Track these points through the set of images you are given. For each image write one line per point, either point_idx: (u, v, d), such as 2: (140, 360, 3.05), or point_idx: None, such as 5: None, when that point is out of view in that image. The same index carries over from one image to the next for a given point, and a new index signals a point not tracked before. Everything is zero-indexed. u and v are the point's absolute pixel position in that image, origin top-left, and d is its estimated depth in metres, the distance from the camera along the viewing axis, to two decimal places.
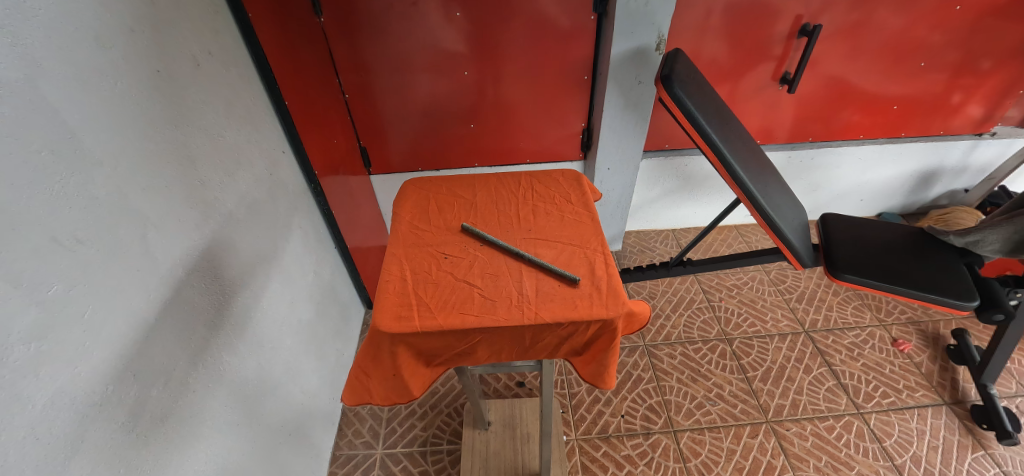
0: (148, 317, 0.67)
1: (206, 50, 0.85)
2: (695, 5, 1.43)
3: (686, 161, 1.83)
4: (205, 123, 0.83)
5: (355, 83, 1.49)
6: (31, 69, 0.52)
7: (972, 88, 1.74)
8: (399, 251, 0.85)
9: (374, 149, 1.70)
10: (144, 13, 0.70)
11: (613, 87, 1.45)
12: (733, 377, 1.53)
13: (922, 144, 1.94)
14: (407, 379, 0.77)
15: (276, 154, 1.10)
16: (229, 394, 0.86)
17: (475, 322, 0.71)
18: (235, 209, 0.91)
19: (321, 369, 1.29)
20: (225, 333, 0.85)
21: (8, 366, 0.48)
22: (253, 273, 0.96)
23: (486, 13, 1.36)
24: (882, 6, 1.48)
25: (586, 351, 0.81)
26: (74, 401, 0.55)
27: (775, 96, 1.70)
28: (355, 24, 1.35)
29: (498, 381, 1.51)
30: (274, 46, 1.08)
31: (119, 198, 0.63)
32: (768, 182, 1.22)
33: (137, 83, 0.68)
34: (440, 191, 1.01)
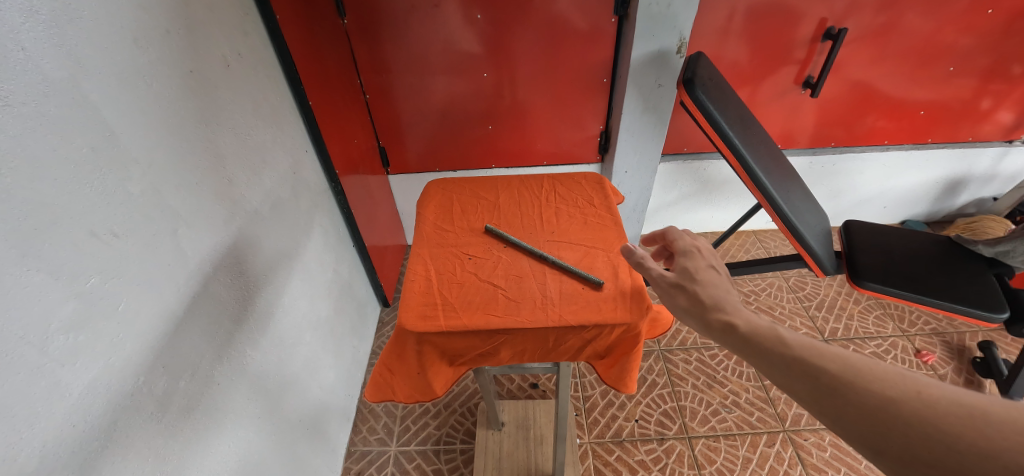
0: (176, 311, 0.69)
1: (236, 51, 0.87)
2: (717, 8, 1.41)
3: (704, 165, 1.81)
4: (234, 123, 0.86)
5: (376, 84, 1.51)
6: (75, 69, 0.54)
7: (1002, 93, 1.70)
8: (423, 251, 0.86)
9: (393, 149, 1.72)
10: (179, 15, 0.72)
11: (633, 90, 1.44)
12: (749, 384, 1.51)
13: (950, 151, 1.89)
14: (431, 378, 0.78)
15: (300, 153, 1.12)
16: (251, 387, 0.87)
17: (500, 323, 0.72)
18: (260, 207, 0.93)
19: (337, 366, 1.31)
20: (249, 327, 0.87)
21: (48, 355, 0.50)
22: (276, 270, 0.98)
23: (505, 15, 1.37)
24: (910, 9, 1.45)
25: (608, 354, 0.80)
26: (108, 390, 0.57)
27: (797, 100, 1.67)
28: (377, 26, 1.37)
29: (511, 382, 1.52)
30: (299, 48, 1.10)
31: (153, 194, 0.65)
32: (791, 187, 1.20)
33: (172, 82, 0.70)
34: (463, 193, 1.01)
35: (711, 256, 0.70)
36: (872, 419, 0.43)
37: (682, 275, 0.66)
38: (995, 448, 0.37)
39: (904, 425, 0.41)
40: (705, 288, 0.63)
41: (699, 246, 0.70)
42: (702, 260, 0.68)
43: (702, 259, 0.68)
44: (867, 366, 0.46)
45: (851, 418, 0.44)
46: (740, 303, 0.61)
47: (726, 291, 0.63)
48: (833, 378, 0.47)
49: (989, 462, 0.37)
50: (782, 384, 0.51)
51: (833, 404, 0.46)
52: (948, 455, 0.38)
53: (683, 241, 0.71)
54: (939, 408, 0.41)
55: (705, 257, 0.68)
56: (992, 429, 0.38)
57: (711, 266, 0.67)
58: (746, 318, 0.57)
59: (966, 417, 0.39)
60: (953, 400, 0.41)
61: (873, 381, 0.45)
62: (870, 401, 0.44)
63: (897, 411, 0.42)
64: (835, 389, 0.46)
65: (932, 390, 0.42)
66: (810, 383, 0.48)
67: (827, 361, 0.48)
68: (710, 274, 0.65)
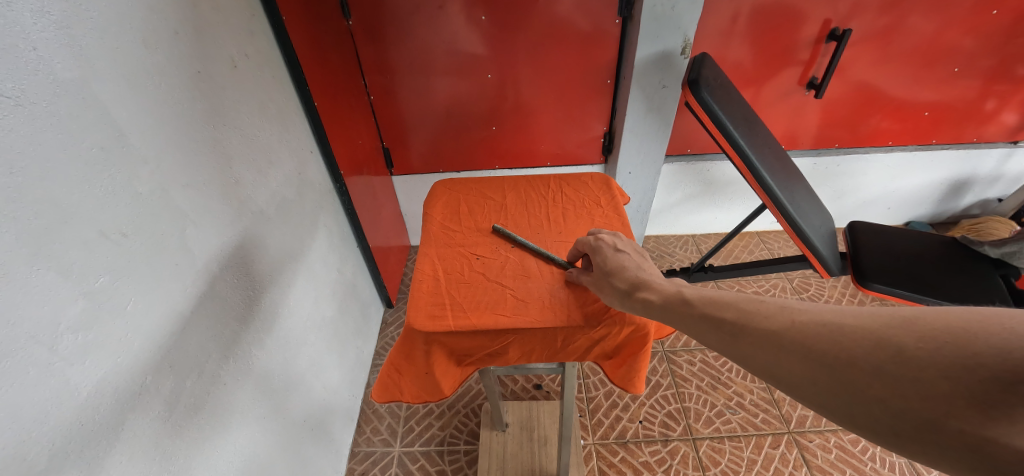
0: (183, 310, 0.69)
1: (243, 52, 0.88)
2: (721, 9, 1.41)
3: (708, 166, 1.81)
4: (240, 123, 0.86)
5: (380, 85, 1.52)
6: (85, 69, 0.54)
7: (1007, 94, 1.69)
8: (431, 251, 0.86)
9: (397, 150, 1.73)
10: (187, 16, 0.72)
11: (637, 91, 1.45)
12: (754, 386, 1.50)
13: (954, 152, 1.88)
14: (438, 378, 0.78)
15: (305, 154, 1.13)
16: (256, 387, 0.87)
17: (508, 322, 0.72)
18: (266, 207, 0.93)
19: (342, 366, 1.31)
20: (254, 328, 0.87)
21: (58, 354, 0.51)
22: (281, 270, 0.98)
23: (509, 16, 1.37)
24: (915, 10, 1.45)
25: (616, 354, 0.80)
26: (116, 390, 0.57)
27: (801, 101, 1.67)
28: (381, 27, 1.38)
29: (515, 383, 1.51)
30: (304, 49, 1.10)
31: (161, 194, 0.65)
32: (796, 188, 1.19)
33: (180, 83, 0.70)
34: (469, 193, 1.02)
35: (625, 242, 0.77)
36: (766, 349, 0.48)
37: (597, 266, 0.73)
38: (854, 342, 0.41)
39: (788, 345, 0.46)
40: (616, 270, 0.69)
41: (605, 234, 0.77)
42: (609, 246, 0.75)
43: (609, 245, 0.75)
44: (757, 307, 0.52)
45: (752, 354, 0.49)
46: (652, 277, 0.67)
47: (638, 269, 0.69)
48: (731, 324, 0.52)
49: (853, 356, 0.41)
50: (701, 340, 0.56)
51: (738, 346, 0.51)
52: (823, 360, 0.43)
53: (589, 235, 0.78)
54: (809, 324, 0.46)
55: (609, 242, 0.75)
56: (848, 327, 0.42)
57: (620, 250, 0.73)
58: (658, 290, 0.63)
59: (829, 324, 0.44)
60: (821, 314, 0.46)
61: (762, 319, 0.50)
62: (762, 336, 0.49)
63: (782, 336, 0.47)
64: (736, 334, 0.51)
65: (805, 313, 0.47)
66: (719, 335, 0.54)
67: (727, 312, 0.54)
68: (619, 256, 0.72)
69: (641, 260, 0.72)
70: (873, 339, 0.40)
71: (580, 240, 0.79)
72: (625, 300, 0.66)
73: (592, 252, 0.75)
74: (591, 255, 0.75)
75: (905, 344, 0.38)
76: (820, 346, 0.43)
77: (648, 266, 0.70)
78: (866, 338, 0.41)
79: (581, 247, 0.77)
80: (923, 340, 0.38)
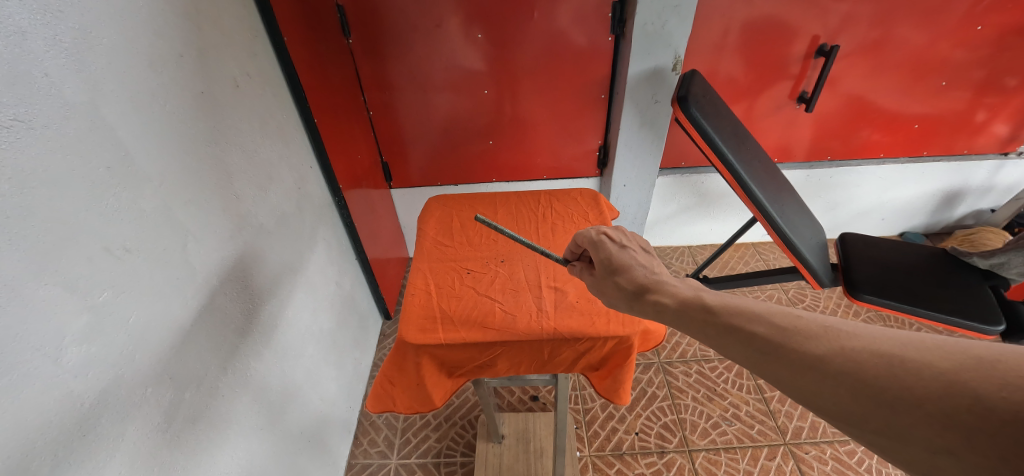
0: (184, 324, 0.71)
1: (245, 72, 0.91)
2: (712, 25, 1.45)
3: (702, 178, 1.83)
4: (242, 141, 0.89)
5: (379, 101, 1.55)
6: (94, 93, 0.57)
7: (997, 106, 1.72)
8: (423, 265, 0.88)
9: (395, 164, 1.76)
10: (192, 40, 0.75)
11: (630, 106, 1.48)
12: (749, 397, 1.51)
13: (945, 164, 1.91)
14: (430, 389, 0.79)
15: (305, 169, 1.15)
16: (254, 399, 0.89)
17: (496, 335, 0.74)
18: (266, 221, 0.96)
19: (339, 378, 1.32)
20: (253, 340, 0.89)
21: (63, 367, 0.52)
22: (280, 283, 1.00)
23: (506, 33, 1.40)
24: (901, 25, 1.48)
25: (602, 366, 0.82)
26: (117, 402, 0.59)
27: (793, 114, 1.70)
28: (380, 44, 1.41)
29: (512, 394, 1.52)
30: (305, 67, 1.14)
31: (164, 210, 0.68)
32: (786, 201, 1.21)
33: (184, 103, 0.73)
34: (462, 209, 1.04)
35: (631, 240, 0.75)
36: (810, 373, 0.44)
37: (602, 265, 0.71)
38: (920, 382, 0.39)
39: (838, 373, 0.42)
40: (627, 272, 0.68)
41: (610, 230, 0.75)
42: (616, 244, 0.73)
43: (617, 243, 0.73)
44: (795, 324, 0.49)
45: (789, 377, 0.46)
46: (666, 280, 0.65)
47: (649, 271, 0.68)
48: (766, 342, 0.49)
49: (919, 397, 0.38)
50: (723, 353, 0.53)
51: (772, 366, 0.47)
52: (880, 395, 0.40)
53: (593, 230, 0.75)
54: (863, 352, 0.43)
55: (616, 241, 0.73)
56: (914, 365, 0.40)
57: (629, 250, 0.72)
58: (676, 297, 0.61)
59: (889, 357, 0.41)
60: (876, 342, 0.43)
61: (803, 339, 0.47)
62: (804, 360, 0.45)
63: (830, 363, 0.43)
64: (772, 353, 0.48)
65: (855, 339, 0.44)
66: (748, 351, 0.50)
67: (760, 326, 0.51)
68: (628, 256, 0.71)
69: (651, 263, 0.70)
70: (946, 382, 0.38)
71: (582, 236, 0.77)
72: (638, 304, 0.65)
73: (599, 250, 0.73)
74: (597, 253, 0.73)
75: (986, 392, 0.36)
76: (878, 381, 0.40)
77: (657, 268, 0.69)
78: (936, 380, 0.38)
79: (584, 244, 0.75)
80: (1007, 391, 0.35)
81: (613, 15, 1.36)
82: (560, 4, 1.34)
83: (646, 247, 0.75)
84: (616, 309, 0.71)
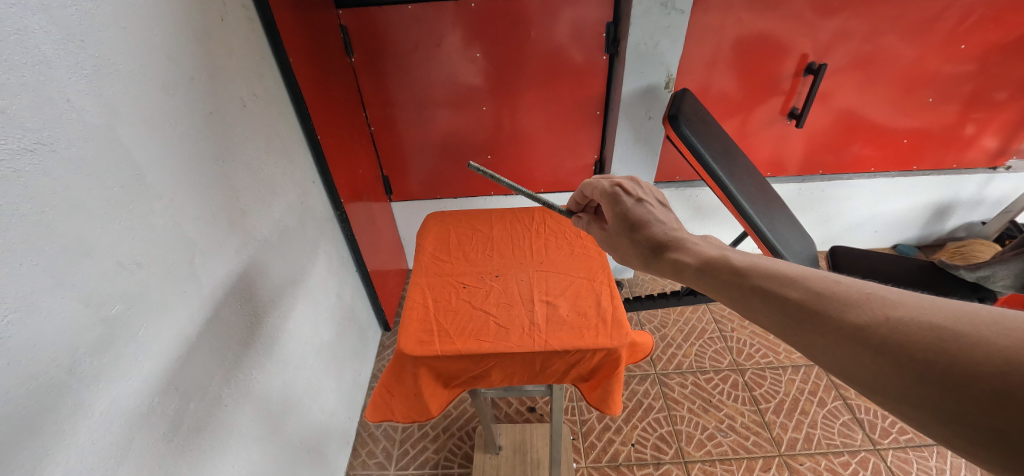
0: (190, 336, 0.73)
1: (252, 92, 0.94)
2: (704, 44, 1.49)
3: (696, 192, 1.87)
4: (247, 158, 0.92)
5: (380, 116, 1.60)
6: (111, 116, 0.60)
7: (985, 120, 1.76)
8: (421, 280, 0.91)
9: (396, 178, 1.79)
10: (203, 63, 0.79)
11: (625, 122, 1.52)
12: (744, 408, 1.52)
13: (935, 178, 1.95)
14: (427, 400, 0.81)
15: (308, 184, 1.18)
16: (255, 409, 0.91)
17: (490, 348, 0.76)
18: (269, 235, 0.99)
19: (338, 389, 1.33)
20: (255, 350, 0.91)
21: (76, 376, 0.55)
22: (282, 295, 1.02)
23: (504, 51, 1.45)
24: (889, 43, 1.53)
25: (592, 377, 0.84)
26: (125, 411, 0.61)
27: (784, 130, 1.74)
28: (382, 62, 1.46)
29: (509, 405, 1.53)
30: (309, 85, 1.18)
31: (174, 226, 0.71)
32: (776, 215, 1.24)
33: (194, 124, 0.76)
34: (459, 225, 1.07)
35: (646, 193, 0.81)
36: (847, 342, 0.44)
37: (623, 222, 0.77)
38: (973, 357, 0.37)
39: (878, 343, 0.42)
40: (646, 230, 0.74)
41: (626, 184, 0.82)
42: (633, 199, 0.79)
43: (633, 198, 0.79)
44: (835, 293, 0.48)
45: (821, 344, 0.46)
46: (686, 239, 0.70)
47: (666, 228, 0.73)
48: (800, 307, 0.49)
49: (968, 373, 0.36)
50: (751, 316, 0.54)
51: (804, 331, 0.48)
52: (924, 368, 0.39)
53: (608, 184, 0.82)
54: (911, 325, 0.41)
55: (631, 195, 0.79)
56: (969, 341, 0.38)
57: (645, 205, 0.78)
58: (697, 256, 0.65)
59: (939, 331, 0.40)
60: (925, 314, 0.41)
61: (843, 308, 0.46)
62: (841, 328, 0.45)
63: (870, 332, 0.43)
64: (806, 319, 0.48)
65: (902, 310, 0.43)
66: (779, 316, 0.50)
67: (795, 291, 0.51)
68: (644, 212, 0.77)
69: (666, 218, 0.76)
70: (1003, 360, 0.35)
71: (597, 188, 0.83)
72: (657, 260, 0.70)
73: (616, 205, 0.79)
74: (615, 209, 0.79)
75: None
76: (923, 353, 0.39)
77: (673, 224, 0.75)
78: (994, 357, 0.36)
79: (601, 198, 0.82)
80: None
81: (607, 34, 1.41)
82: (556, 24, 1.39)
83: (661, 201, 0.81)
84: (632, 265, 0.76)
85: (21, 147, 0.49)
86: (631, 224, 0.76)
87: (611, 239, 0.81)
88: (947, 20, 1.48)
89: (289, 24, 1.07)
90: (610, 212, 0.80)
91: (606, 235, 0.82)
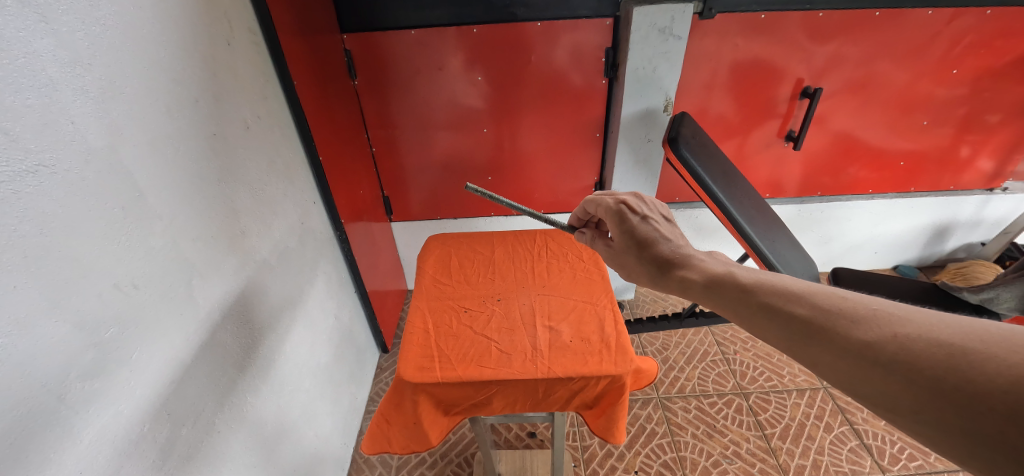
0: (184, 359, 0.72)
1: (256, 113, 0.95)
2: (702, 68, 1.52)
3: (696, 213, 1.87)
4: (249, 179, 0.92)
5: (382, 138, 1.61)
6: (114, 138, 0.60)
7: (980, 142, 1.78)
8: (422, 304, 0.90)
9: (396, 198, 1.80)
10: (208, 85, 0.80)
11: (625, 144, 1.54)
12: (750, 433, 1.49)
13: (932, 199, 1.96)
14: (427, 428, 0.79)
15: (308, 205, 1.18)
16: (249, 435, 0.88)
17: (492, 374, 0.75)
18: (269, 256, 0.98)
19: (335, 413, 1.31)
20: (250, 375, 0.89)
21: (65, 401, 0.54)
22: (279, 318, 1.01)
23: (505, 74, 1.47)
24: (883, 68, 1.56)
25: (596, 404, 0.82)
26: (115, 437, 0.59)
27: (782, 152, 1.76)
28: (385, 84, 1.48)
29: (509, 431, 1.50)
30: (313, 107, 1.19)
31: (172, 247, 0.70)
32: (779, 236, 1.24)
33: (196, 145, 0.76)
34: (461, 248, 1.07)
35: (651, 209, 0.81)
36: (855, 359, 0.44)
37: (629, 242, 0.77)
38: (983, 374, 0.37)
39: (888, 361, 0.42)
40: (652, 248, 0.74)
41: (630, 201, 0.81)
42: (638, 216, 0.79)
43: (637, 215, 0.79)
44: (841, 308, 0.48)
45: (829, 362, 0.46)
46: (692, 256, 0.69)
47: (673, 245, 0.73)
48: (807, 325, 0.49)
49: (979, 391, 0.36)
50: (758, 333, 0.54)
51: (811, 348, 0.48)
52: (935, 386, 0.39)
53: (612, 201, 0.81)
54: (918, 342, 0.41)
55: (637, 213, 0.79)
56: (978, 357, 0.38)
57: (650, 222, 0.78)
58: (703, 273, 0.65)
59: (949, 348, 0.40)
60: (933, 331, 0.42)
61: (850, 325, 0.46)
62: (849, 346, 0.45)
63: (879, 349, 0.43)
64: (812, 336, 0.48)
65: (909, 327, 0.43)
66: (787, 334, 0.50)
67: (801, 308, 0.51)
68: (649, 230, 0.76)
69: (672, 235, 0.76)
70: (1015, 377, 0.35)
71: (602, 206, 0.83)
72: (664, 278, 0.70)
73: (621, 223, 0.78)
74: (620, 227, 0.79)
75: None
76: (932, 371, 0.39)
77: (679, 241, 0.74)
78: (1005, 374, 0.36)
79: (606, 215, 0.81)
80: None
81: (606, 59, 1.44)
82: (556, 49, 1.42)
83: (666, 217, 0.80)
84: (639, 282, 0.76)
85: (22, 168, 0.49)
86: (637, 242, 0.76)
87: (617, 256, 0.80)
88: (938, 45, 1.51)
89: (294, 47, 1.09)
90: (615, 230, 0.79)
91: (612, 251, 0.82)
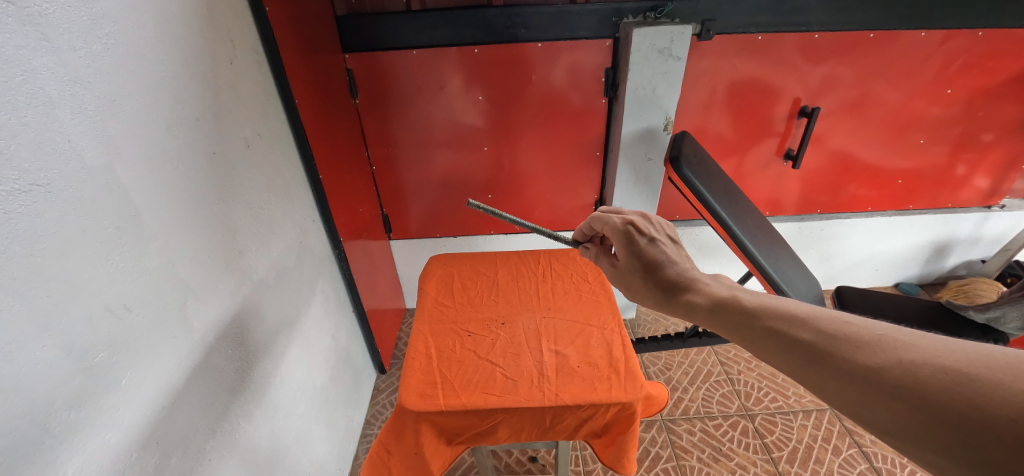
0: (176, 383, 0.69)
1: (256, 132, 0.94)
2: (701, 87, 1.53)
3: (696, 231, 1.87)
4: (248, 198, 0.91)
5: (382, 156, 1.61)
6: (112, 157, 0.59)
7: (975, 160, 1.80)
8: (424, 327, 0.88)
9: (395, 216, 1.79)
10: (208, 103, 0.79)
11: (625, 163, 1.54)
12: (757, 457, 1.45)
13: (931, 216, 1.96)
14: (429, 458, 0.76)
15: (307, 224, 1.17)
16: (240, 463, 0.85)
17: (497, 401, 0.72)
18: (266, 275, 0.96)
19: (330, 437, 1.27)
20: (244, 399, 0.86)
21: (50, 432, 0.51)
22: (276, 338, 0.99)
23: (505, 93, 1.48)
24: (879, 87, 1.57)
25: (605, 432, 0.80)
26: (101, 468, 0.57)
27: (780, 170, 1.77)
28: (386, 102, 1.49)
29: (509, 455, 1.46)
30: (314, 126, 1.19)
31: (167, 268, 0.68)
32: (782, 255, 1.23)
33: (194, 163, 0.75)
34: (463, 268, 1.05)
35: (658, 230, 0.80)
36: (860, 385, 0.42)
37: (634, 263, 0.75)
38: (989, 402, 0.35)
39: (893, 387, 0.40)
40: (658, 270, 0.72)
41: (637, 221, 0.79)
42: (645, 237, 0.77)
43: (645, 236, 0.77)
44: (844, 332, 0.47)
45: (834, 387, 0.44)
46: (698, 280, 0.68)
47: (679, 268, 0.72)
48: (812, 350, 0.47)
49: (987, 419, 0.35)
50: (763, 357, 0.53)
51: (815, 373, 0.46)
52: (941, 413, 0.37)
53: (619, 220, 0.80)
54: (924, 368, 0.40)
55: (644, 234, 0.77)
56: (984, 385, 0.36)
57: (657, 243, 0.76)
58: (708, 296, 0.64)
59: (954, 374, 0.38)
60: (937, 356, 0.40)
61: (854, 350, 0.45)
62: (854, 371, 0.43)
63: (883, 375, 0.41)
64: (816, 361, 0.46)
65: (914, 352, 0.41)
66: (792, 358, 0.49)
67: (804, 332, 0.49)
68: (656, 252, 0.75)
69: (678, 257, 0.75)
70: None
71: (608, 224, 0.81)
72: (670, 300, 0.68)
73: (628, 244, 0.77)
74: (627, 247, 0.77)
75: None
76: (938, 397, 0.38)
77: (686, 264, 0.73)
78: (1014, 402, 0.34)
79: (613, 235, 0.80)
80: None
81: (606, 79, 1.45)
82: (556, 69, 1.43)
83: (673, 238, 0.79)
84: (644, 304, 0.74)
85: (15, 188, 0.48)
86: (643, 263, 0.74)
87: (623, 277, 0.79)
88: (932, 65, 1.53)
89: (296, 66, 1.09)
90: (621, 250, 0.78)
91: (617, 272, 0.81)
